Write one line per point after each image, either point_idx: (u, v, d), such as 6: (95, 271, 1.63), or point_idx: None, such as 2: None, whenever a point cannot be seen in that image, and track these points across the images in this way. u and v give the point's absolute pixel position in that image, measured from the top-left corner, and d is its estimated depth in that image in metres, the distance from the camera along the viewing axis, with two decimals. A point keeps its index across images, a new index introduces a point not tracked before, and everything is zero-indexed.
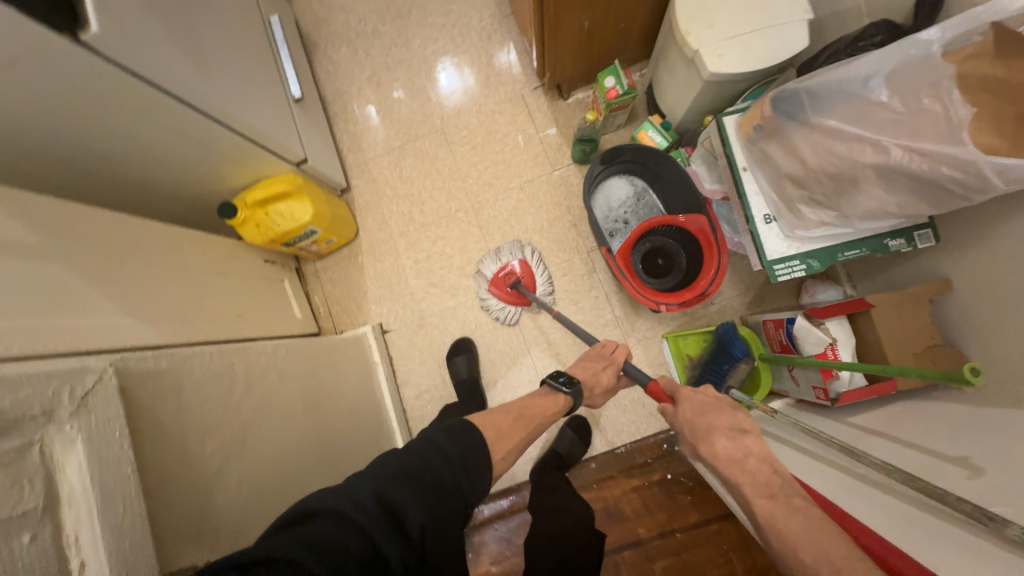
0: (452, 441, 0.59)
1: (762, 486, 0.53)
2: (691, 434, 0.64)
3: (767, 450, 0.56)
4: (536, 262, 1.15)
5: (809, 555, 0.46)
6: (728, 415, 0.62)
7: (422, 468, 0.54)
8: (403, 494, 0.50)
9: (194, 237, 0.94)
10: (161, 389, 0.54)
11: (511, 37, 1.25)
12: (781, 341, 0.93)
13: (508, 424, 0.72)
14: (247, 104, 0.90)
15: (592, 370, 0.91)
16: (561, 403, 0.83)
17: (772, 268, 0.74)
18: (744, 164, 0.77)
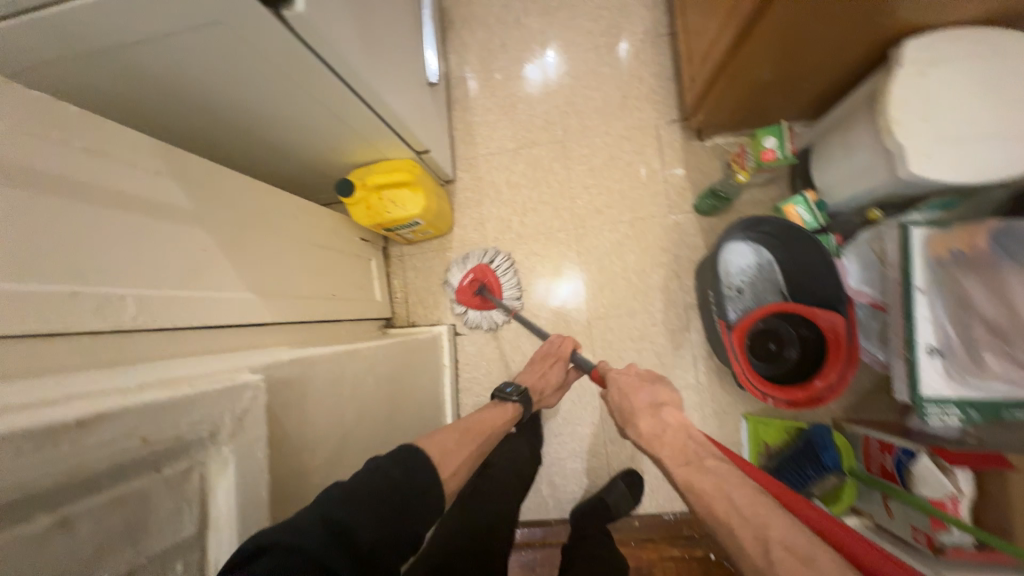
0: (401, 465, 0.53)
1: (679, 453, 0.61)
2: (619, 416, 0.74)
3: (681, 421, 0.66)
4: (501, 268, 1.13)
5: (718, 506, 0.51)
6: (647, 393, 0.72)
7: (375, 490, 0.48)
8: (351, 516, 0.45)
9: (307, 206, 0.90)
10: (290, 398, 0.53)
11: (660, 60, 1.16)
12: (882, 465, 0.86)
13: (455, 441, 0.66)
14: (396, 88, 0.86)
15: (539, 373, 0.95)
16: (510, 412, 0.84)
17: (924, 406, 0.67)
18: (921, 284, 0.68)
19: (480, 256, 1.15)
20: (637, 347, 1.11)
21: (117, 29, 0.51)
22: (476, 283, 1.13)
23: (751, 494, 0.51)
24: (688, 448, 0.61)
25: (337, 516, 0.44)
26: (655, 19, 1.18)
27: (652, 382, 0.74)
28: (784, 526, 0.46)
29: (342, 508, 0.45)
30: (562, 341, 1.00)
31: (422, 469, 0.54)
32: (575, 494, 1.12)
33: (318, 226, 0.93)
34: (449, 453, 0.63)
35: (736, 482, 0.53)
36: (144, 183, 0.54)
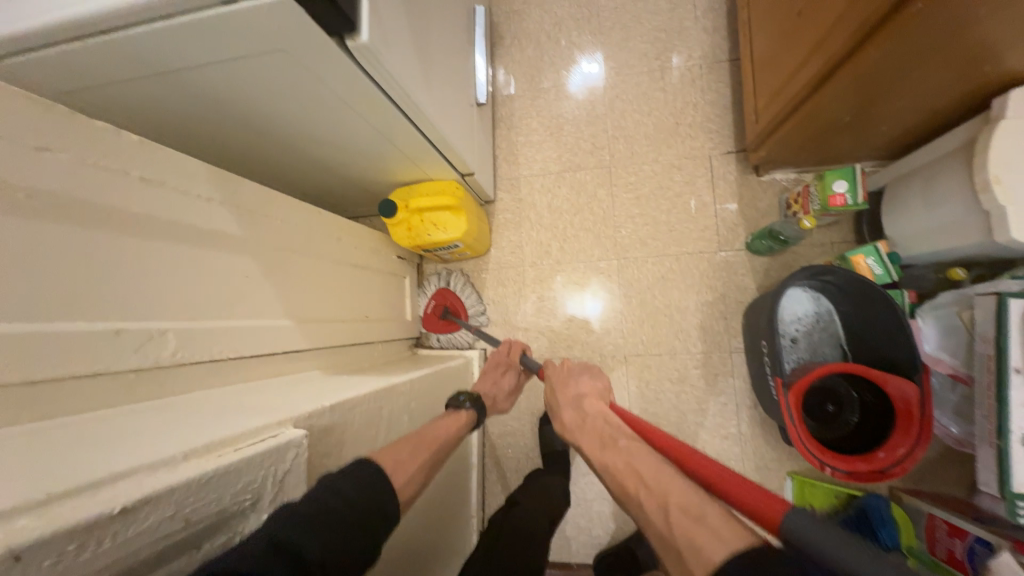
0: (355, 478, 0.44)
1: (596, 435, 0.57)
2: (549, 405, 0.71)
3: (598, 406, 0.63)
4: (461, 288, 1.15)
5: (628, 484, 0.46)
6: (572, 384, 0.71)
7: (336, 510, 0.40)
8: (302, 539, 0.36)
9: (350, 226, 0.88)
10: (327, 448, 0.50)
11: (718, 88, 1.11)
12: (949, 550, 0.79)
13: (408, 449, 0.57)
14: (447, 110, 0.83)
15: (491, 381, 0.91)
16: (464, 419, 0.73)
17: (1015, 503, 0.60)
18: (1019, 364, 0.61)
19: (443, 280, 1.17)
20: (675, 390, 1.05)
21: (180, 53, 0.50)
22: (439, 308, 1.14)
23: (656, 465, 0.46)
24: (605, 427, 0.57)
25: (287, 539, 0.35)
26: (716, 44, 1.12)
27: (579, 374, 0.73)
28: (684, 492, 0.41)
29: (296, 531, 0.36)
30: (511, 345, 0.95)
31: (377, 476, 0.45)
32: (601, 538, 1.07)
33: (358, 248, 0.91)
34: (404, 462, 0.54)
35: (644, 456, 0.48)
36: (196, 212, 0.53)
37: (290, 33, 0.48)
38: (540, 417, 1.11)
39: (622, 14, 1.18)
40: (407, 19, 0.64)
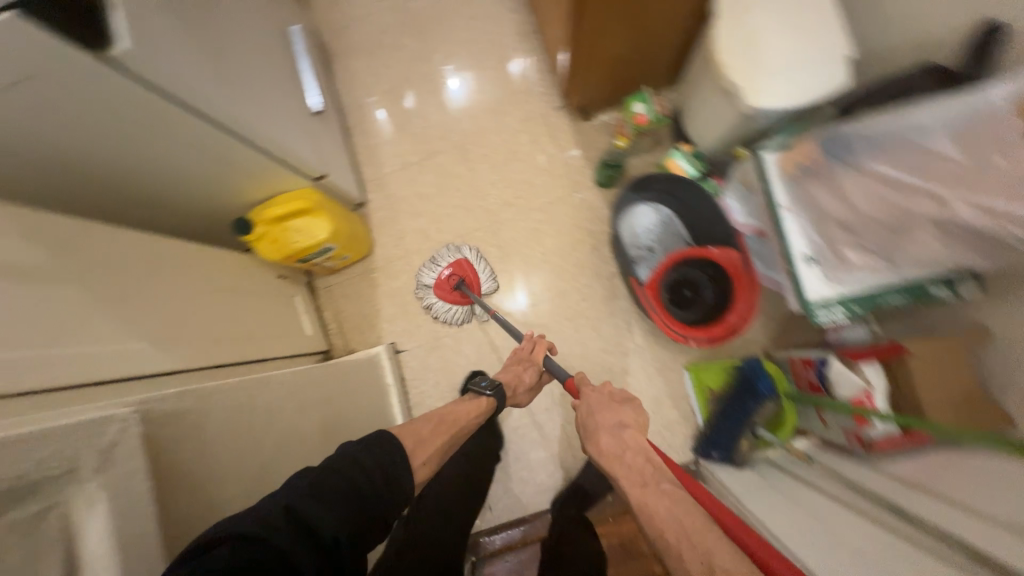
0: (367, 453, 0.56)
1: (636, 472, 0.61)
2: (583, 429, 0.73)
3: (642, 443, 0.65)
4: (477, 261, 1.15)
5: (671, 533, 0.52)
6: (615, 413, 0.71)
7: (343, 479, 0.52)
8: (313, 510, 0.47)
9: (204, 251, 0.88)
10: (182, 431, 0.51)
11: (535, 56, 1.24)
12: (809, 380, 0.91)
13: (426, 429, 0.71)
14: (273, 119, 0.87)
15: (514, 374, 0.93)
16: (484, 405, 0.84)
17: (813, 310, 0.71)
18: (785, 202, 0.74)
19: (457, 250, 1.16)
20: (572, 325, 1.14)
21: None
22: (454, 277, 1.13)
23: (702, 523, 0.51)
24: (647, 471, 0.60)
25: (301, 505, 0.47)
26: (523, 20, 1.26)
27: (620, 402, 0.73)
28: (729, 555, 0.47)
29: (312, 504, 0.48)
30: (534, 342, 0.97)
31: (390, 457, 0.58)
32: (547, 483, 1.11)
33: (222, 271, 0.91)
34: (423, 442, 0.67)
35: (692, 513, 0.53)
36: None
37: (41, 53, 0.51)
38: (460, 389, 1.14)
39: (438, 12, 1.29)
40: (192, 37, 0.68)
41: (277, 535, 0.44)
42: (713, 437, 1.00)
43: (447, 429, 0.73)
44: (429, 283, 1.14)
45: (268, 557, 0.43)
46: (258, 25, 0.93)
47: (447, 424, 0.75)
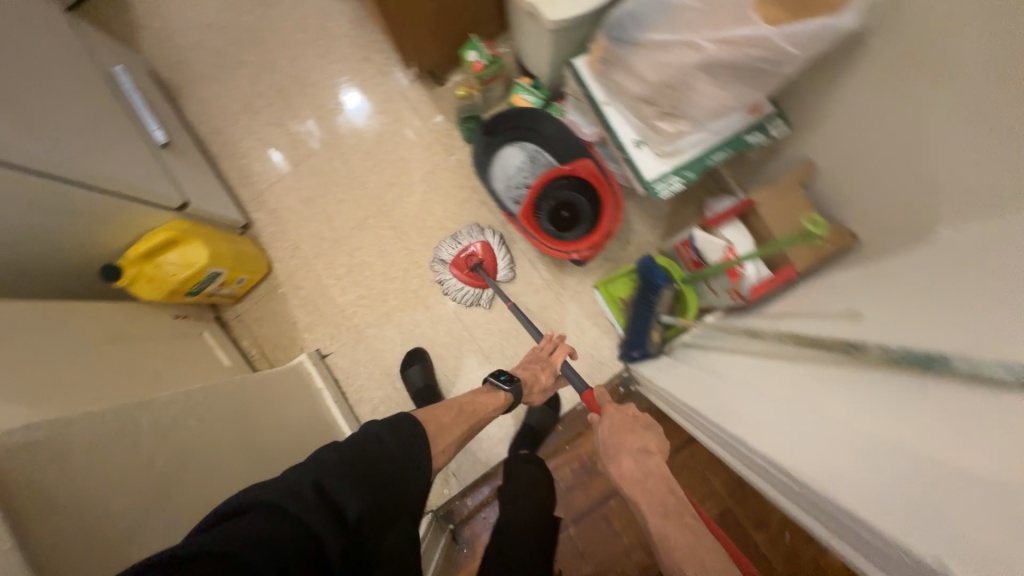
0: (394, 433, 0.58)
1: (656, 500, 0.61)
2: (603, 448, 0.72)
3: (666, 471, 0.65)
4: (499, 247, 1.14)
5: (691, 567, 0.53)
6: (639, 436, 0.70)
7: (372, 458, 0.53)
8: (341, 490, 0.49)
9: (76, 305, 0.86)
10: (33, 459, 0.50)
11: (375, 37, 1.25)
12: (693, 259, 0.97)
13: (449, 417, 0.72)
14: (105, 157, 0.87)
15: (532, 372, 0.93)
16: (502, 399, 0.84)
17: (654, 187, 0.76)
18: (604, 98, 0.79)
19: (481, 231, 1.15)
20: None
21: None
22: (472, 258, 1.12)
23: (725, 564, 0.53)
24: (671, 503, 0.60)
25: (330, 483, 0.49)
26: (353, 6, 1.27)
27: (643, 425, 0.72)
28: None
29: (337, 481, 0.49)
30: (554, 345, 0.99)
31: (418, 442, 0.59)
32: (503, 434, 1.14)
33: (105, 319, 0.89)
34: (445, 429, 0.69)
35: (714, 551, 0.54)
36: None
37: None
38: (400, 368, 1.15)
39: (269, 20, 1.28)
40: None
41: (303, 507, 0.46)
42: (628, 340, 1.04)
43: (467, 419, 0.75)
44: (446, 261, 1.14)
45: (295, 529, 0.45)
46: (68, 69, 0.90)
47: (468, 414, 0.75)
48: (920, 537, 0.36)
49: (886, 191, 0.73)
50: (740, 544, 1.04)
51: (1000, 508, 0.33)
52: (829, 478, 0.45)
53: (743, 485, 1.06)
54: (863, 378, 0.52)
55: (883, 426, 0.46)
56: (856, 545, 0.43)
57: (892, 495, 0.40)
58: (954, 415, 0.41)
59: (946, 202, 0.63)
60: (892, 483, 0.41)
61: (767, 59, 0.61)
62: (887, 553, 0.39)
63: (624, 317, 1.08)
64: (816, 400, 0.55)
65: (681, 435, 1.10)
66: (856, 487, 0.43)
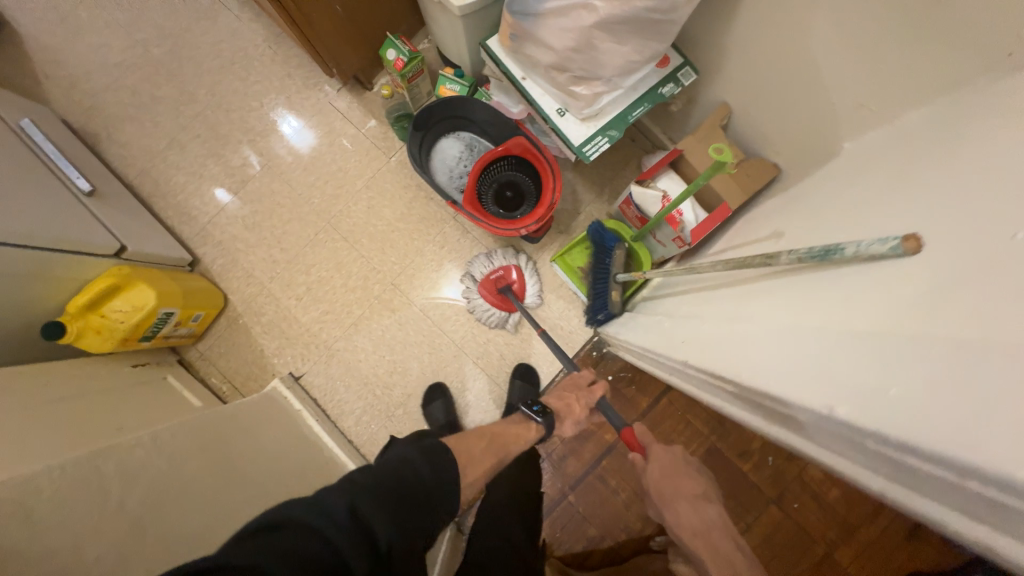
0: (428, 458, 0.53)
1: (722, 559, 0.63)
2: (656, 495, 0.71)
3: (726, 525, 0.67)
4: (530, 273, 1.16)
5: None
6: (691, 482, 0.71)
7: (405, 481, 0.50)
8: (373, 512, 0.45)
9: (24, 371, 0.82)
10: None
11: (294, 53, 1.24)
12: (637, 216, 1.02)
13: (481, 448, 0.65)
14: (25, 212, 0.83)
15: (567, 400, 0.85)
16: (536, 431, 0.76)
17: (582, 150, 0.80)
18: (521, 74, 0.82)
19: (515, 255, 1.16)
20: (444, 273, 1.18)
21: None
22: (503, 280, 1.13)
23: None
24: (738, 561, 0.62)
25: (365, 509, 0.45)
26: (266, 24, 1.25)
27: (693, 471, 0.74)
28: None
29: (373, 503, 0.46)
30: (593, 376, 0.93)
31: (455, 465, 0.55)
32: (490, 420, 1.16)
33: (57, 383, 0.85)
34: (475, 460, 0.62)
35: None
36: None
37: None
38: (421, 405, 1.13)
39: (180, 50, 1.24)
40: None
41: (336, 529, 0.42)
42: (593, 305, 1.07)
43: (500, 448, 0.69)
44: (476, 278, 1.14)
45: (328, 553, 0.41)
46: None
47: (500, 445, 0.69)
48: (842, 397, 0.38)
49: (791, 120, 0.79)
50: (729, 475, 1.11)
51: (891, 353, 0.36)
52: (764, 374, 0.47)
53: (724, 421, 1.13)
54: (773, 282, 0.54)
55: (793, 315, 0.48)
56: (805, 430, 0.45)
57: (819, 386, 0.41)
58: (845, 286, 0.44)
59: (844, 120, 0.69)
60: (809, 362, 0.43)
61: (656, 8, 0.64)
62: (828, 426, 0.41)
63: (585, 284, 1.12)
64: (738, 315, 0.57)
65: (658, 387, 1.14)
66: (783, 375, 0.45)
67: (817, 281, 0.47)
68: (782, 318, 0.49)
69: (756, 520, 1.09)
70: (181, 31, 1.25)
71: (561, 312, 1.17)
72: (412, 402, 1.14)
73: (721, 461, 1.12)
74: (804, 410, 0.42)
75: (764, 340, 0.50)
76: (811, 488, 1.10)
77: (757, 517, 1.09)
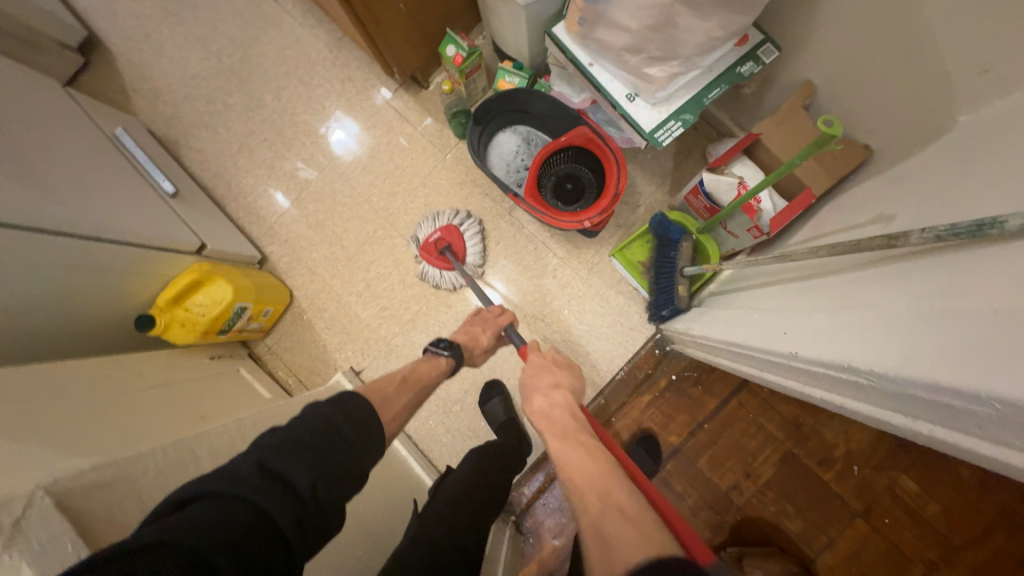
0: (334, 406, 0.57)
1: (556, 424, 0.65)
2: (523, 394, 0.75)
3: (567, 399, 0.69)
4: (468, 231, 1.14)
5: (576, 473, 0.55)
6: (553, 378, 0.75)
7: (313, 434, 0.53)
8: (287, 464, 0.49)
9: (117, 359, 0.88)
10: (99, 494, 0.52)
11: (354, 55, 1.27)
12: (705, 207, 0.96)
13: (392, 389, 0.71)
14: (116, 212, 0.90)
15: (472, 333, 0.92)
16: (444, 365, 0.83)
17: (654, 136, 0.77)
18: (589, 60, 0.79)
19: (451, 214, 1.14)
20: (498, 268, 1.17)
21: None
22: (440, 241, 1.10)
23: (599, 461, 0.56)
24: (568, 425, 0.63)
25: (272, 461, 0.49)
26: (327, 30, 1.29)
27: (557, 368, 0.77)
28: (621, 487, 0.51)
29: (278, 455, 0.50)
30: (503, 311, 0.99)
31: (360, 411, 0.59)
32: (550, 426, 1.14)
33: (151, 372, 0.91)
34: (389, 402, 0.68)
35: (595, 452, 0.57)
36: None
37: None
38: (479, 402, 1.14)
39: (250, 59, 1.31)
40: None
41: (247, 489, 0.46)
42: (657, 300, 1.04)
43: (411, 387, 0.74)
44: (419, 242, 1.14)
45: (246, 513, 0.44)
46: (67, 136, 0.93)
47: (411, 382, 0.75)
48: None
49: (891, 94, 0.72)
50: (809, 485, 1.04)
51: None
52: (918, 364, 0.40)
53: (801, 426, 1.05)
54: (905, 269, 0.47)
55: (942, 295, 0.41)
56: (988, 432, 0.37)
57: (994, 369, 0.34)
58: (1014, 261, 0.36)
59: (961, 91, 0.62)
60: (975, 346, 0.36)
61: None
62: (1020, 420, 0.33)
63: (646, 279, 1.09)
64: (862, 305, 0.50)
65: (727, 387, 1.08)
66: (946, 365, 0.38)
67: (970, 262, 0.40)
68: (926, 301, 0.43)
69: (839, 533, 1.01)
70: (250, 41, 1.31)
71: (620, 308, 1.14)
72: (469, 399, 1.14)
73: (799, 469, 1.04)
74: (986, 403, 0.35)
75: (907, 328, 0.43)
76: (904, 502, 0.99)
77: (841, 531, 1.01)
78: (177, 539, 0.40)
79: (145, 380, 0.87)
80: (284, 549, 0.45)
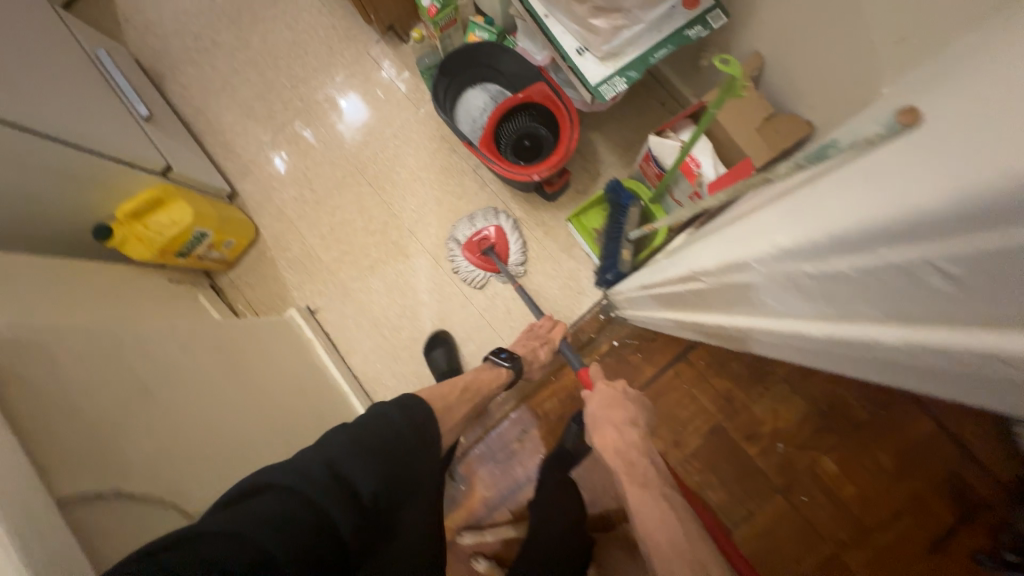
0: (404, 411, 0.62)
1: (636, 471, 0.70)
2: (591, 422, 0.78)
3: (647, 445, 0.73)
4: (511, 231, 1.15)
5: (660, 532, 0.63)
6: (625, 411, 0.76)
7: (379, 437, 0.57)
8: (352, 468, 0.53)
9: (70, 263, 0.91)
10: (95, 446, 0.55)
11: (341, 5, 1.30)
12: (656, 173, 0.98)
13: (455, 396, 0.76)
14: (88, 122, 0.94)
15: (530, 348, 0.97)
16: (502, 376, 0.89)
17: (598, 89, 0.79)
18: (544, 11, 0.82)
19: (495, 216, 1.16)
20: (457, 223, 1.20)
21: None
22: (485, 242, 1.13)
23: (689, 530, 0.64)
24: (648, 478, 0.69)
25: (343, 467, 0.52)
26: None
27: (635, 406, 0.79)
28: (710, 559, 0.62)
29: (348, 459, 0.53)
30: (551, 324, 1.04)
31: (425, 419, 0.63)
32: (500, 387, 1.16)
33: (103, 280, 0.94)
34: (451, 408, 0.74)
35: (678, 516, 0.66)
36: None
37: None
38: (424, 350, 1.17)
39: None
40: None
41: (312, 487, 0.49)
42: (603, 264, 1.05)
43: (472, 396, 0.80)
44: (461, 243, 1.15)
45: (308, 509, 0.48)
46: (48, 46, 0.96)
47: (471, 392, 0.80)
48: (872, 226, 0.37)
49: (826, 66, 0.74)
50: (733, 458, 1.06)
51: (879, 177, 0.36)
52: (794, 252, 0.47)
53: (732, 400, 1.08)
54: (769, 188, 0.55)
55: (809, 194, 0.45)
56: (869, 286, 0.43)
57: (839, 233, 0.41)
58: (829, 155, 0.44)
59: (881, 60, 0.64)
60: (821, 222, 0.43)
61: None
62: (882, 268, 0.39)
63: (598, 245, 1.11)
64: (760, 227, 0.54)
65: (666, 356, 1.11)
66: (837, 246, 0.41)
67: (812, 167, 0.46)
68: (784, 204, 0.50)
69: (760, 508, 1.03)
70: None
71: (570, 273, 1.17)
72: (417, 346, 1.17)
73: (726, 441, 1.07)
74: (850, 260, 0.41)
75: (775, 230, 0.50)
76: (824, 482, 1.02)
77: (761, 506, 1.03)
78: (246, 531, 0.44)
79: (97, 285, 0.90)
80: (340, 548, 0.49)
